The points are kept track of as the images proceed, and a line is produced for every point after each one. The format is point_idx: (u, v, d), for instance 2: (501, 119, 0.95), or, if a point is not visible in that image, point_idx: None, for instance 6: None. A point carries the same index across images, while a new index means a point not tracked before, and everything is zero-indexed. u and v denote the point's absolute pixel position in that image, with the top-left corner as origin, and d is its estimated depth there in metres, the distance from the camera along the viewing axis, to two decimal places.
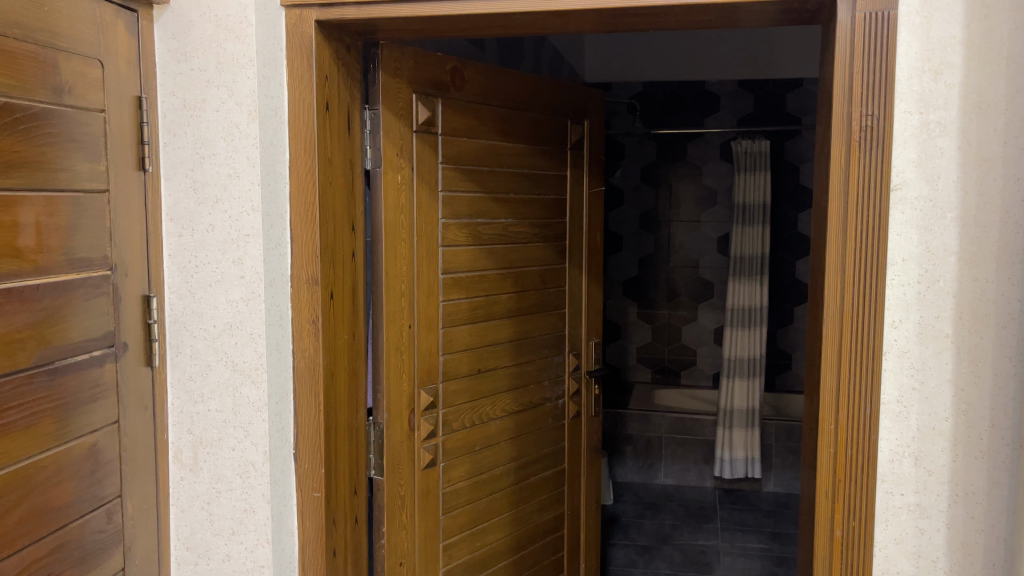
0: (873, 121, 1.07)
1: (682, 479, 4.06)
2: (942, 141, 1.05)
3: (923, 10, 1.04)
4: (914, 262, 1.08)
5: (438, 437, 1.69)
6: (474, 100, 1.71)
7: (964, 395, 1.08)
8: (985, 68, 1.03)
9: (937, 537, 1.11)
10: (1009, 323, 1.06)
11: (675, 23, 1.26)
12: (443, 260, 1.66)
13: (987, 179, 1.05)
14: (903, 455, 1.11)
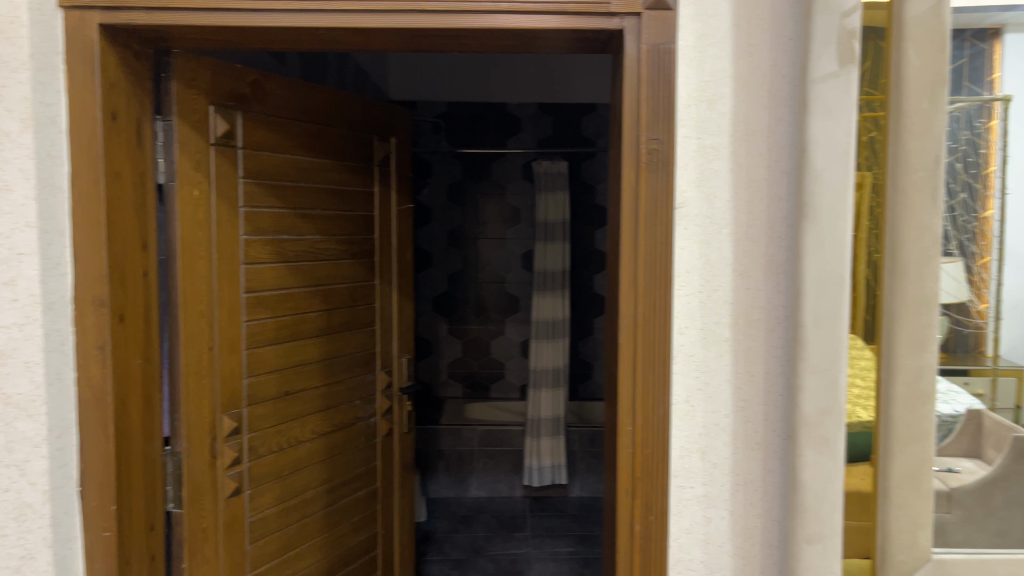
0: (658, 145, 1.16)
1: (494, 491, 4.14)
2: (717, 164, 1.17)
3: (698, 45, 1.16)
4: (697, 273, 1.18)
5: (243, 464, 1.61)
6: (276, 115, 1.67)
7: (741, 392, 1.20)
8: (750, 99, 1.16)
9: (722, 525, 1.22)
10: (776, 326, 1.19)
11: (478, 45, 1.30)
12: (245, 278, 1.59)
13: (755, 198, 1.17)
14: (692, 451, 1.21)
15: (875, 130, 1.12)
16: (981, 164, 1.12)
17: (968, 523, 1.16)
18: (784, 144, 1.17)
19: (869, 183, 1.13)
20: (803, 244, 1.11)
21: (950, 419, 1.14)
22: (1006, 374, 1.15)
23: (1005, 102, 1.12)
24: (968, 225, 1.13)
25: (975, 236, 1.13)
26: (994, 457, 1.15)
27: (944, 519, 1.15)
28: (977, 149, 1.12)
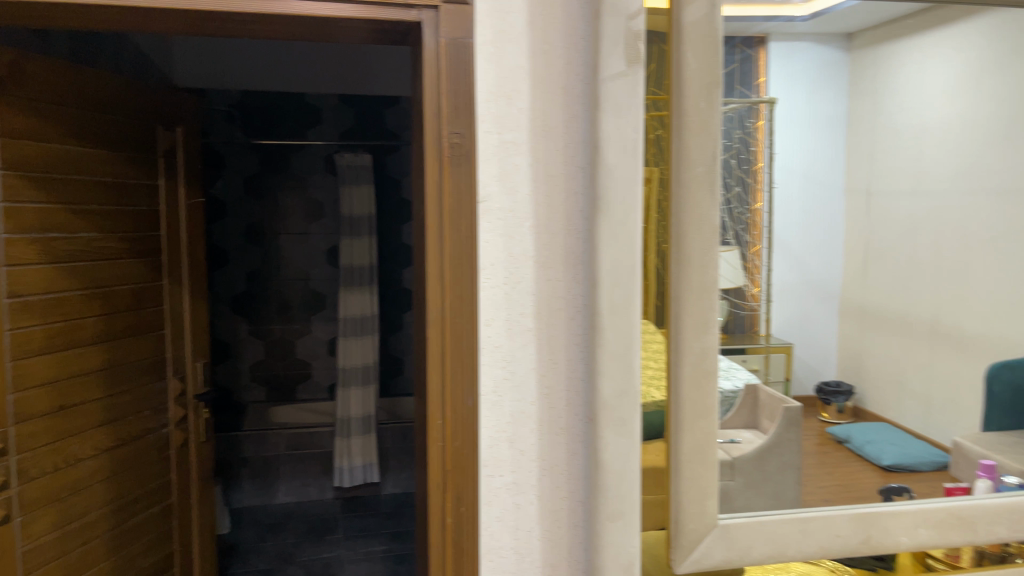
0: (459, 139, 1.16)
1: (303, 495, 4.07)
2: (517, 158, 1.20)
3: (495, 41, 1.17)
4: (501, 265, 1.20)
5: (11, 489, 1.43)
6: (41, 97, 1.50)
7: (545, 379, 1.23)
8: (546, 95, 1.20)
9: (531, 509, 1.25)
10: (576, 315, 1.24)
11: (270, 32, 1.24)
12: (8, 280, 1.41)
13: (554, 190, 1.21)
14: (500, 440, 1.23)
15: (661, 128, 1.19)
16: (751, 161, 1.22)
17: (748, 488, 1.26)
18: (579, 139, 1.21)
19: (656, 178, 1.19)
20: (599, 236, 1.16)
21: (731, 393, 1.24)
22: (776, 351, 1.27)
23: (770, 105, 1.23)
24: (742, 216, 1.23)
25: (748, 226, 1.23)
26: (769, 427, 1.27)
27: (728, 487, 1.25)
28: (748, 146, 1.22)
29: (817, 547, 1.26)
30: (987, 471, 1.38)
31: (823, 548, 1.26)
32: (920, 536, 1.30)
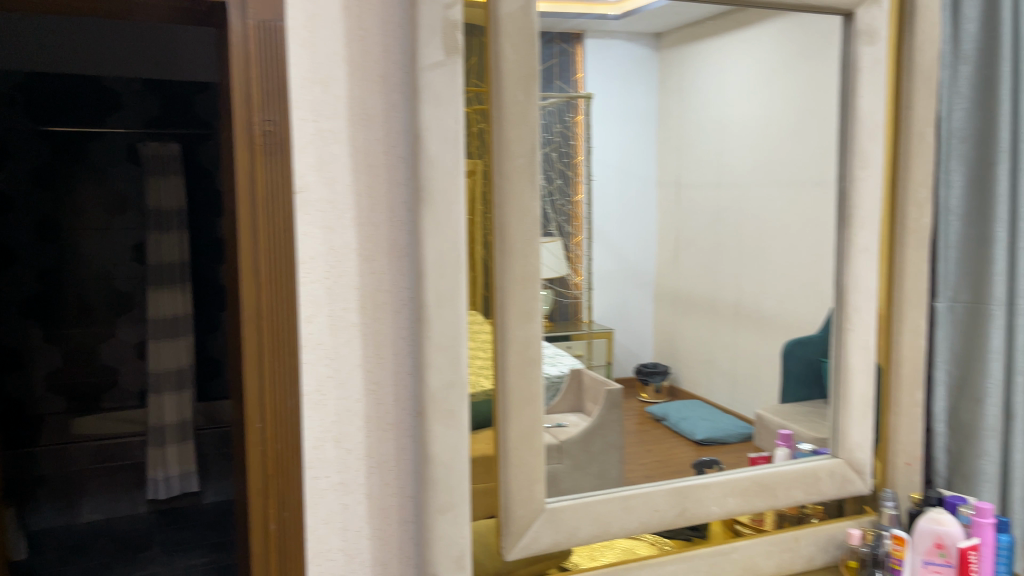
0: (272, 127, 1.10)
1: (112, 511, 3.74)
2: (335, 148, 1.16)
3: (308, 25, 1.13)
4: (322, 259, 1.16)
5: None
6: None
7: (371, 375, 1.21)
8: (363, 83, 1.17)
9: (359, 509, 1.22)
10: (401, 308, 1.22)
11: (51, 6, 1.12)
12: None
13: (375, 181, 1.18)
14: (326, 440, 1.19)
15: (482, 121, 1.18)
16: (571, 154, 1.25)
17: (575, 470, 1.30)
18: (399, 129, 1.19)
19: (480, 171, 1.19)
20: (423, 228, 1.14)
21: (557, 378, 1.27)
22: (599, 336, 1.31)
23: (587, 100, 1.26)
24: (563, 208, 1.26)
25: (569, 218, 1.26)
26: (593, 409, 1.31)
27: (555, 470, 1.28)
28: (568, 140, 1.25)
29: (637, 522, 1.33)
30: (784, 439, 1.49)
31: (643, 523, 1.33)
32: (729, 504, 1.40)
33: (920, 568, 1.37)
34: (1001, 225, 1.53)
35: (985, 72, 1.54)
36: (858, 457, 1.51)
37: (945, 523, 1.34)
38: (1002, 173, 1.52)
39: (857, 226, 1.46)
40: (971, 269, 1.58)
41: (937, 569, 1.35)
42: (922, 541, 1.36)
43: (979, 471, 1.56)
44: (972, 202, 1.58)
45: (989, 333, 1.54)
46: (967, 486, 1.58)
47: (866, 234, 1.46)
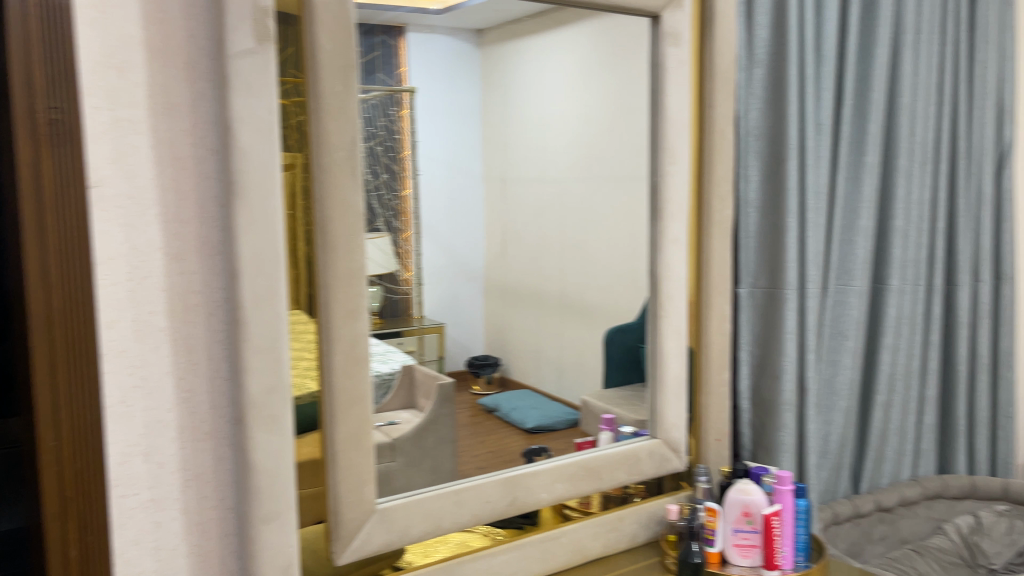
0: (59, 115, 0.99)
1: None
2: (134, 139, 1.07)
3: (98, 5, 1.03)
4: (123, 260, 1.07)
5: None
6: None
7: (183, 383, 1.13)
8: (165, 70, 1.09)
9: (174, 526, 1.14)
10: (216, 310, 1.15)
11: None
12: None
13: (181, 176, 1.11)
14: (133, 454, 1.10)
15: (301, 113, 1.14)
16: (396, 148, 1.24)
17: (409, 467, 1.29)
18: (208, 120, 1.12)
19: (300, 164, 1.15)
20: (237, 225, 1.08)
21: (388, 376, 1.26)
22: (430, 332, 1.31)
23: (411, 95, 1.25)
24: (391, 203, 1.25)
25: (397, 213, 1.25)
26: (425, 404, 1.31)
27: (388, 468, 1.26)
28: (393, 134, 1.24)
29: (469, 515, 1.33)
30: (608, 424, 1.54)
31: (475, 516, 1.34)
32: (558, 490, 1.44)
33: (731, 536, 1.44)
34: (792, 216, 1.67)
35: (774, 75, 1.68)
36: (674, 437, 1.60)
37: (751, 492, 1.44)
38: (791, 169, 1.66)
39: (666, 218, 1.55)
40: (767, 257, 1.72)
41: (746, 535, 1.43)
42: (732, 511, 1.45)
43: (778, 442, 1.70)
44: (767, 195, 1.71)
45: (785, 315, 1.68)
46: (769, 456, 1.72)
47: (676, 226, 1.56)
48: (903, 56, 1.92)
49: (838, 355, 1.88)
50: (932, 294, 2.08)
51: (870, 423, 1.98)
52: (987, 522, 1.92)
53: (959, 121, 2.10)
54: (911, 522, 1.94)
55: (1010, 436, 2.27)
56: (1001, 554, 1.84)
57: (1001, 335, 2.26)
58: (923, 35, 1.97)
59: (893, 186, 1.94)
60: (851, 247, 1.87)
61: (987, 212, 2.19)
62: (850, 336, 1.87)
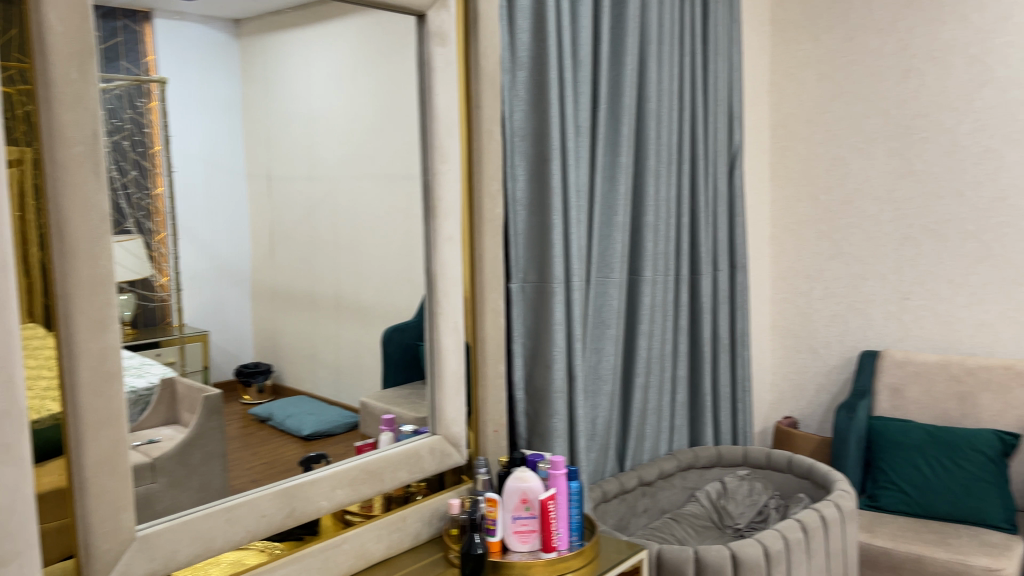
0: None
1: None
2: None
3: None
4: None
5: None
6: None
7: None
8: None
9: None
10: None
11: None
12: None
13: None
14: None
15: (29, 103, 1.01)
16: (146, 143, 1.14)
17: (172, 487, 1.19)
18: None
19: (30, 159, 1.01)
20: None
21: (145, 392, 1.15)
22: (192, 340, 1.22)
23: (162, 85, 1.16)
24: (142, 203, 1.14)
25: (149, 213, 1.15)
26: (189, 419, 1.22)
27: (149, 491, 1.16)
28: (141, 128, 1.14)
29: (243, 532, 1.25)
30: (388, 424, 1.53)
31: (249, 533, 1.26)
32: (337, 497, 1.40)
33: (511, 524, 1.48)
34: (557, 213, 1.75)
35: (537, 79, 1.75)
36: (453, 432, 1.62)
37: (528, 479, 1.49)
38: (554, 169, 1.75)
39: (440, 216, 1.56)
40: (535, 252, 1.79)
41: (524, 522, 1.47)
42: (511, 499, 1.49)
43: (551, 430, 1.78)
44: (533, 193, 1.78)
45: (553, 308, 1.76)
46: (543, 443, 1.79)
47: (450, 224, 1.58)
48: (649, 65, 2.09)
49: (602, 343, 2.00)
50: (679, 283, 2.29)
51: (632, 404, 2.13)
52: (731, 486, 2.14)
53: (698, 126, 2.32)
54: (669, 493, 2.15)
55: (746, 407, 2.55)
56: (744, 514, 2.07)
57: (736, 317, 2.54)
58: (665, 47, 2.16)
59: (644, 185, 2.11)
60: (610, 241, 2.00)
61: (722, 208, 2.45)
62: (611, 325, 2.00)
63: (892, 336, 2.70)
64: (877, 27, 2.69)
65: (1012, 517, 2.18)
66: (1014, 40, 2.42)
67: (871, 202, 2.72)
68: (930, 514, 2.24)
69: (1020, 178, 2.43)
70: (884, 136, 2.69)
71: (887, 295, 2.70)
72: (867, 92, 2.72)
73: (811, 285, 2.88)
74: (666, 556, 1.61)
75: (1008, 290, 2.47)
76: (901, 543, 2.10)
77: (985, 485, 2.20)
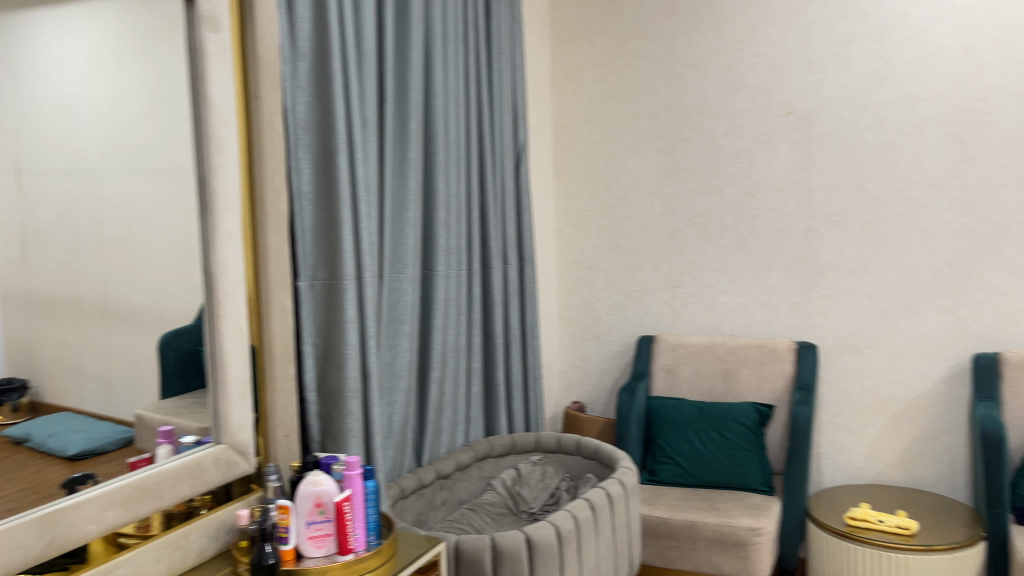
0: None
1: None
2: None
3: None
4: None
5: None
6: None
7: None
8: None
9: None
10: None
11: None
12: None
13: None
14: None
15: None
16: None
17: None
18: None
19: None
20: None
21: None
22: None
23: None
24: None
25: None
26: None
27: None
28: None
29: None
30: (166, 436, 1.42)
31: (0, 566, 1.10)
32: (108, 519, 1.26)
33: (305, 530, 1.41)
34: (345, 208, 1.71)
35: (320, 70, 1.70)
36: (240, 439, 1.53)
37: (321, 482, 1.43)
38: (341, 163, 1.70)
39: (218, 213, 1.46)
40: (324, 249, 1.74)
41: (319, 526, 1.42)
42: (303, 504, 1.42)
43: (346, 430, 1.74)
44: (320, 188, 1.73)
45: (345, 306, 1.72)
46: (337, 444, 1.74)
47: (229, 221, 1.48)
48: (435, 61, 2.10)
49: (396, 339, 1.98)
50: (471, 277, 2.32)
51: (428, 399, 2.13)
52: (525, 472, 2.20)
53: (484, 123, 2.37)
54: (466, 484, 2.18)
55: (537, 395, 2.65)
56: (538, 498, 2.13)
57: (526, 309, 2.63)
58: (450, 44, 2.18)
59: (434, 180, 2.12)
60: (402, 236, 1.99)
61: (510, 203, 2.52)
62: (405, 321, 1.99)
63: (665, 321, 2.91)
64: (645, 34, 2.89)
65: (769, 480, 2.43)
66: (759, 51, 2.71)
67: (643, 197, 2.92)
68: (701, 482, 2.44)
69: (767, 175, 2.72)
70: (653, 136, 2.89)
71: (660, 283, 2.91)
72: (637, 94, 2.91)
73: (594, 276, 3.04)
74: (464, 546, 1.63)
75: (761, 276, 2.75)
76: (678, 512, 2.27)
77: (746, 452, 2.44)
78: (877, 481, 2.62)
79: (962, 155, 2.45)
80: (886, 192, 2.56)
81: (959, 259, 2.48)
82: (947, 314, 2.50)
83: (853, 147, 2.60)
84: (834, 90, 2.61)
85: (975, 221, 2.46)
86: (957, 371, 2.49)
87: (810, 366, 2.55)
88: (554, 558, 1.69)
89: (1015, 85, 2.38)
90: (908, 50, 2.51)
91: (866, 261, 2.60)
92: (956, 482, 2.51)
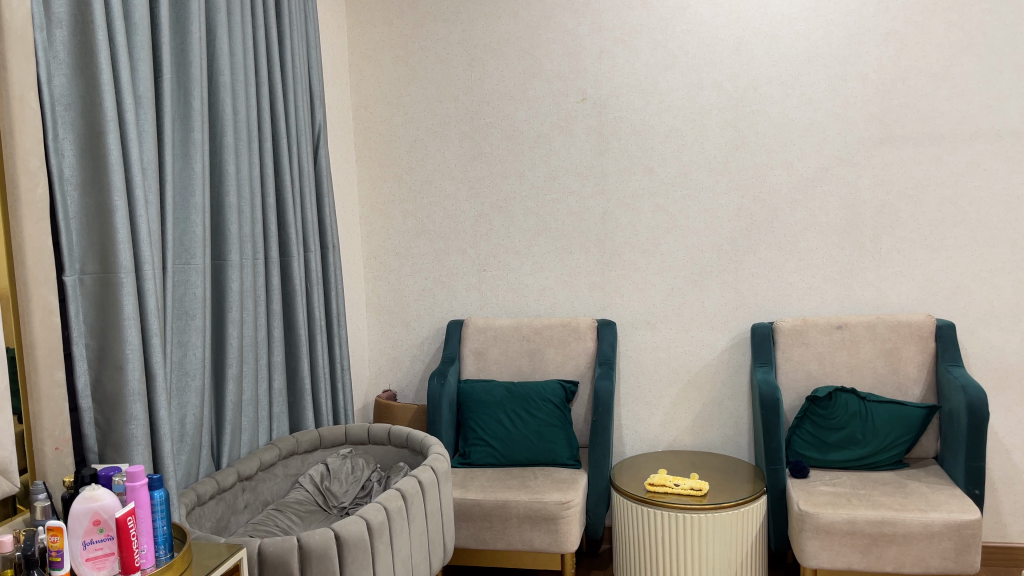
0: None
1: None
2: None
3: None
4: None
5: None
6: None
7: None
8: None
9: None
10: None
11: None
12: None
13: None
14: None
15: None
16: None
17: None
18: None
19: None
20: None
21: None
22: None
23: None
24: None
25: None
26: None
27: None
28: None
29: None
30: None
31: None
32: None
33: (82, 552, 1.25)
34: (118, 194, 1.55)
35: (81, 39, 1.52)
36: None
37: (99, 497, 1.27)
38: (112, 144, 1.54)
39: None
40: (95, 240, 1.57)
41: (99, 546, 1.26)
42: (79, 523, 1.25)
43: (129, 437, 1.58)
44: (85, 171, 1.55)
45: (122, 301, 1.56)
46: (119, 454, 1.59)
47: None
48: (218, 33, 1.97)
49: (186, 336, 1.84)
50: (268, 266, 2.20)
51: (224, 398, 2.00)
52: (334, 467, 2.14)
53: (277, 102, 2.25)
54: (270, 484, 2.07)
55: (345, 386, 2.58)
56: (348, 492, 2.08)
57: (330, 298, 2.54)
58: (235, 18, 2.04)
59: (222, 163, 1.98)
60: (189, 224, 1.84)
61: (308, 188, 2.41)
62: (195, 315, 1.85)
63: (473, 305, 2.93)
64: (442, 16, 2.87)
65: (575, 453, 2.51)
66: (554, 37, 2.79)
67: (448, 181, 2.91)
68: (511, 461, 2.49)
69: (565, 160, 2.80)
70: (455, 119, 2.88)
71: (467, 267, 2.92)
72: (438, 77, 2.89)
73: (400, 262, 2.99)
74: (268, 549, 1.54)
75: (562, 258, 2.83)
76: (490, 492, 2.29)
77: (553, 428, 2.51)
78: (673, 447, 2.79)
79: (738, 141, 2.66)
80: (673, 175, 2.72)
81: (737, 237, 2.69)
82: (728, 289, 2.71)
83: (643, 133, 2.74)
84: (624, 77, 2.74)
85: (750, 201, 2.67)
86: (737, 341, 2.71)
87: (610, 343, 2.67)
88: (365, 553, 1.64)
89: (781, 76, 2.62)
90: (689, 41, 2.68)
91: (657, 240, 2.75)
92: (740, 442, 2.74)
